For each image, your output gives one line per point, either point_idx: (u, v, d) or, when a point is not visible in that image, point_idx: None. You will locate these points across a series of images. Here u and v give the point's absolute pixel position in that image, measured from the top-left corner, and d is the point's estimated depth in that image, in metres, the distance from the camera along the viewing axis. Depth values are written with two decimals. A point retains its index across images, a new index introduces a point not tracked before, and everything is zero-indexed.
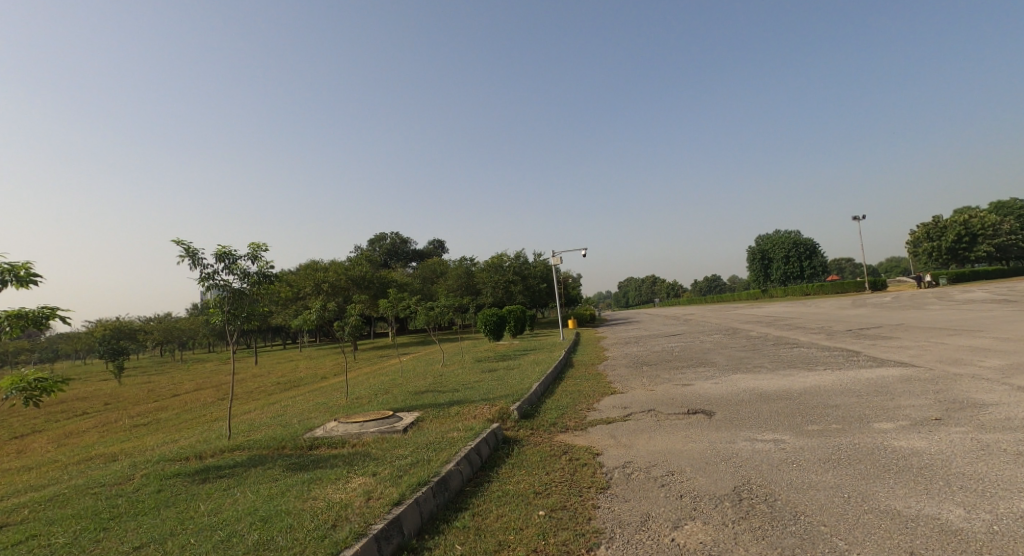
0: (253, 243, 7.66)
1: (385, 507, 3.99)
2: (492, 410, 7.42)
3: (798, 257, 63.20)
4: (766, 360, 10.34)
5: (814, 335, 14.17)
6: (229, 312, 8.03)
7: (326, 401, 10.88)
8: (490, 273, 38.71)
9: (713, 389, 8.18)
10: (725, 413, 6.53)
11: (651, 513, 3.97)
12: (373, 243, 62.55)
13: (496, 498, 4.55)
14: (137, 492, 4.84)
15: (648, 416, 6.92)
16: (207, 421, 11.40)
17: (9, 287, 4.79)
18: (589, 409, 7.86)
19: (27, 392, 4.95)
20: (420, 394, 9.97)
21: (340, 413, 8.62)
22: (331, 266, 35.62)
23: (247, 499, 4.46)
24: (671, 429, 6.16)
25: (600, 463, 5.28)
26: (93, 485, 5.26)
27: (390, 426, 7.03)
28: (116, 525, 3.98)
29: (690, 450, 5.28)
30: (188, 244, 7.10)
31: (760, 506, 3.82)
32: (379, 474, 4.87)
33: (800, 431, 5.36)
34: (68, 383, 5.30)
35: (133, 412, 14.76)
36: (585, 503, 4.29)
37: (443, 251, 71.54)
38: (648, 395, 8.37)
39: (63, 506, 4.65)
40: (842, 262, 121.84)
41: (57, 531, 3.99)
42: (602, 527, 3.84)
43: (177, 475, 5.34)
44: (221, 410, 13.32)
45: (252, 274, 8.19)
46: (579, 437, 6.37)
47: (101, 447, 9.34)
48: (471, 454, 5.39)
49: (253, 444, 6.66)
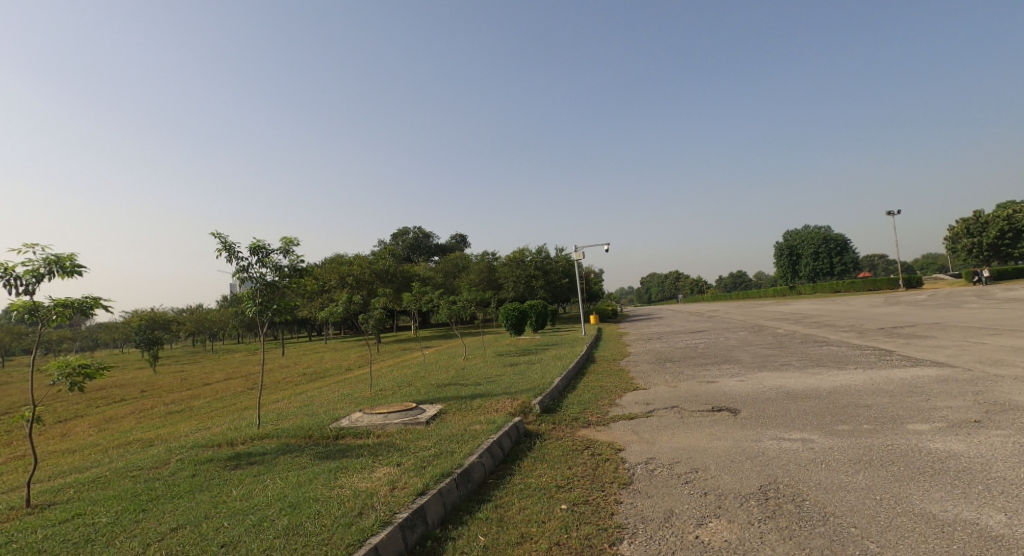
0: (286, 238, 7.80)
1: (410, 496, 4.06)
2: (514, 404, 7.47)
3: (828, 253, 61.57)
4: (794, 358, 10.13)
5: (845, 333, 13.85)
6: (261, 304, 8.24)
7: (351, 392, 11.07)
8: (512, 268, 38.84)
9: (739, 386, 8.06)
10: (751, 412, 6.43)
11: (674, 510, 3.96)
12: (396, 237, 63.07)
13: (518, 491, 4.57)
14: (173, 475, 5.02)
15: (672, 413, 6.88)
16: (238, 409, 11.75)
17: (53, 277, 4.98)
18: (610, 405, 7.83)
19: (71, 377, 5.17)
20: (442, 387, 10.05)
21: (364, 404, 8.77)
22: (356, 259, 36.06)
23: (276, 485, 4.58)
24: (696, 427, 6.08)
25: (622, 459, 5.26)
26: (132, 468, 5.47)
27: (413, 418, 7.13)
28: (154, 507, 4.13)
29: (714, 448, 5.23)
30: (225, 237, 7.26)
31: (788, 505, 3.77)
32: (403, 465, 4.94)
33: (830, 431, 5.26)
34: (108, 370, 5.49)
35: (168, 400, 15.25)
36: (607, 499, 4.29)
37: (465, 246, 71.79)
38: (672, 392, 8.29)
39: (105, 487, 4.85)
40: (873, 258, 118.53)
41: (100, 511, 4.16)
42: (624, 523, 3.84)
43: (211, 460, 5.52)
44: (250, 399, 13.65)
45: (284, 268, 8.37)
46: (601, 432, 6.35)
47: (137, 432, 9.71)
48: (493, 447, 5.44)
49: (281, 433, 6.81)
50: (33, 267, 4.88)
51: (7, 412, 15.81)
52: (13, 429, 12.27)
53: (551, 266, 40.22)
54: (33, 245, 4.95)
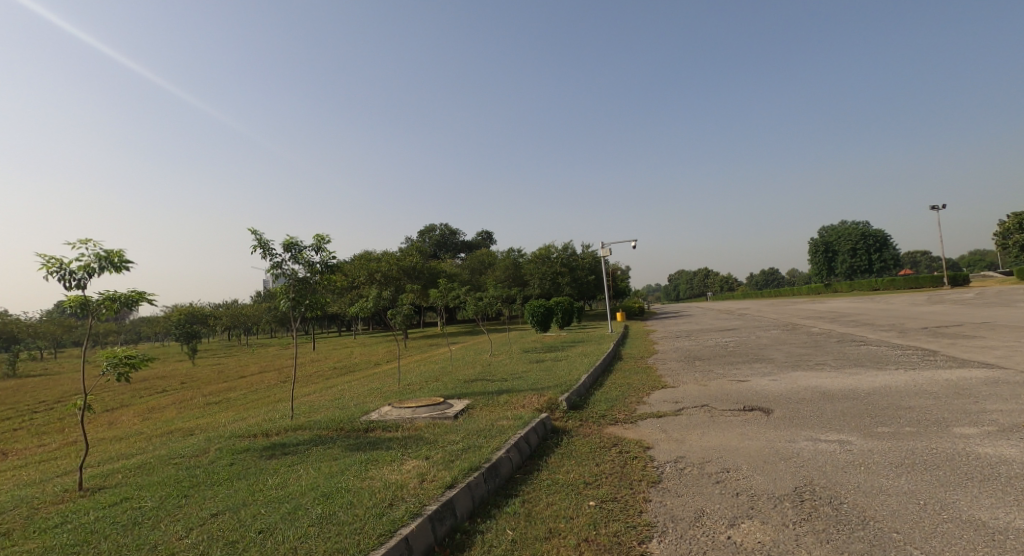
0: (318, 235, 7.96)
1: (439, 489, 4.10)
2: (541, 400, 7.47)
3: (867, 249, 59.53)
4: (830, 358, 9.85)
5: (884, 332, 13.40)
6: (294, 299, 8.42)
7: (380, 386, 11.22)
8: (538, 265, 38.78)
9: (772, 386, 7.88)
10: (785, 412, 6.28)
11: (705, 510, 3.90)
12: (423, 234, 63.61)
13: (545, 487, 4.58)
14: (213, 464, 5.19)
15: (701, 412, 6.77)
16: (272, 401, 12.09)
17: (103, 272, 5.18)
18: (638, 403, 7.76)
19: (118, 367, 5.39)
20: (469, 382, 10.12)
21: (393, 398, 8.89)
22: (384, 256, 36.57)
23: (310, 475, 4.68)
24: (727, 426, 5.98)
25: (651, 457, 5.21)
26: (175, 455, 5.67)
27: (441, 413, 7.19)
28: (196, 493, 4.28)
29: (746, 448, 5.13)
30: (260, 234, 7.46)
31: (824, 508, 3.68)
32: (431, 458, 5.00)
33: (870, 433, 5.10)
34: (152, 361, 5.70)
35: (206, 392, 15.73)
36: (635, 496, 4.26)
37: (491, 242, 71.93)
38: (701, 390, 8.16)
39: (150, 473, 5.05)
40: (915, 254, 114.05)
41: (146, 495, 4.33)
42: (653, 521, 3.80)
43: (248, 450, 5.68)
44: (283, 392, 13.99)
45: (316, 264, 8.54)
46: (629, 430, 6.29)
47: (178, 422, 10.08)
48: (520, 442, 5.45)
49: (314, 424, 6.97)
50: (86, 263, 5.09)
51: (59, 400, 16.63)
52: (64, 415, 12.93)
53: (578, 263, 40.01)
54: (84, 242, 5.17)
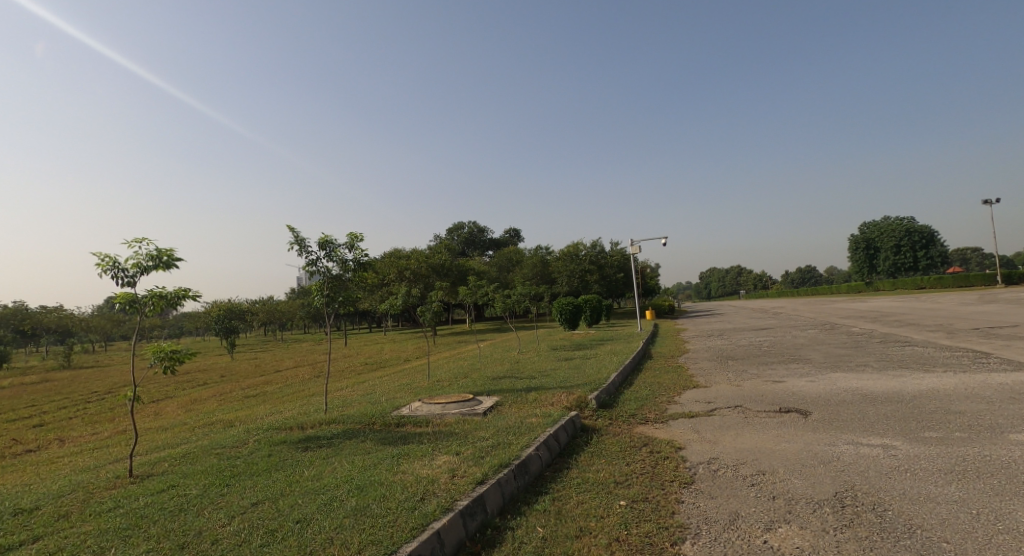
0: (351, 233, 8.10)
1: (470, 485, 4.13)
2: (570, 398, 7.43)
3: (912, 246, 57.18)
4: (871, 359, 9.51)
5: (931, 333, 12.84)
6: (327, 296, 8.59)
7: (410, 382, 11.38)
8: (566, 262, 38.62)
9: (810, 387, 7.65)
10: (824, 414, 6.10)
11: (740, 512, 3.82)
12: (451, 231, 64.12)
13: (575, 485, 4.55)
14: (252, 454, 5.36)
15: (735, 413, 6.63)
16: (306, 395, 12.39)
17: (154, 270, 5.39)
18: (669, 403, 7.64)
19: (165, 361, 5.60)
20: (498, 379, 10.15)
21: (422, 394, 9.00)
22: (414, 253, 37.04)
23: (344, 468, 4.78)
24: (762, 428, 5.83)
25: (683, 457, 5.13)
26: (217, 446, 5.87)
27: (470, 409, 7.23)
28: (237, 483, 4.41)
29: (783, 450, 5.00)
30: (297, 232, 7.65)
31: (867, 514, 3.55)
32: (462, 453, 5.03)
33: (916, 438, 4.90)
34: (196, 355, 5.91)
35: (244, 385, 16.21)
36: (667, 497, 4.19)
37: (519, 240, 71.94)
38: (735, 391, 7.99)
39: (193, 462, 5.24)
40: (965, 251, 108.85)
41: (190, 483, 4.49)
42: (686, 522, 3.74)
43: (284, 442, 5.84)
44: (316, 386, 14.30)
45: (349, 262, 8.70)
46: (660, 430, 6.21)
47: (218, 414, 10.44)
48: (550, 440, 5.44)
49: (347, 418, 7.11)
50: (138, 261, 5.31)
51: (108, 390, 17.46)
52: (114, 405, 13.56)
53: (607, 260, 39.64)
54: (137, 240, 5.38)
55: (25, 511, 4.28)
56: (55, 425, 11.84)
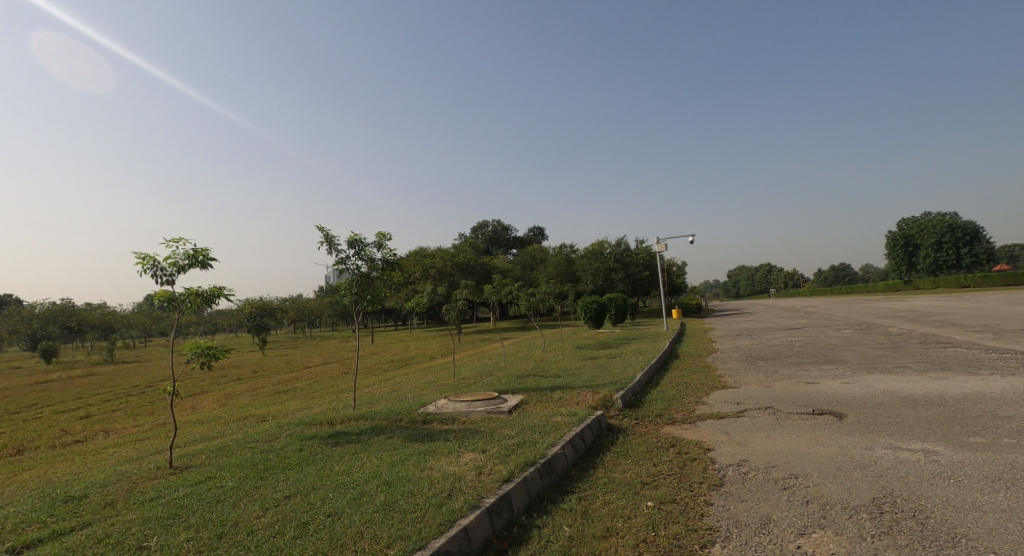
0: (380, 232, 8.21)
1: (496, 483, 4.14)
2: (596, 397, 7.39)
3: (955, 242, 54.93)
4: (911, 360, 9.18)
5: (975, 334, 12.32)
6: (356, 294, 8.71)
7: (437, 379, 11.49)
8: (591, 261, 38.39)
9: (845, 389, 7.43)
10: (860, 416, 5.91)
11: (771, 516, 3.74)
12: (475, 230, 64.42)
13: (601, 485, 4.52)
14: (284, 448, 5.48)
15: (766, 414, 6.49)
16: (335, 391, 12.61)
17: (191, 269, 5.56)
18: (697, 403, 7.52)
19: (201, 357, 5.77)
20: (523, 378, 10.14)
21: (448, 392, 9.07)
22: (439, 252, 37.33)
23: (373, 464, 4.85)
24: (794, 430, 5.70)
25: (712, 459, 5.05)
26: (251, 440, 6.02)
27: (495, 407, 7.26)
28: (270, 476, 4.52)
29: (816, 454, 4.87)
30: (327, 231, 7.78)
31: (908, 521, 3.44)
32: (487, 451, 5.05)
33: (960, 443, 4.72)
34: (230, 351, 6.07)
35: (275, 381, 16.59)
36: (696, 499, 4.13)
37: (543, 238, 71.82)
38: (765, 392, 7.82)
39: (229, 455, 5.39)
40: (1012, 248, 104.08)
41: (226, 475, 4.62)
42: (716, 525, 3.68)
43: (315, 437, 5.95)
44: (345, 383, 14.54)
45: (377, 261, 8.81)
46: (687, 431, 6.12)
47: (251, 409, 10.70)
48: (576, 439, 5.42)
49: (375, 415, 7.21)
50: (176, 260, 5.48)
51: (148, 384, 18.10)
52: (154, 399, 14.04)
53: (632, 258, 39.25)
54: (175, 241, 5.55)
55: (73, 499, 4.46)
56: (99, 417, 12.32)
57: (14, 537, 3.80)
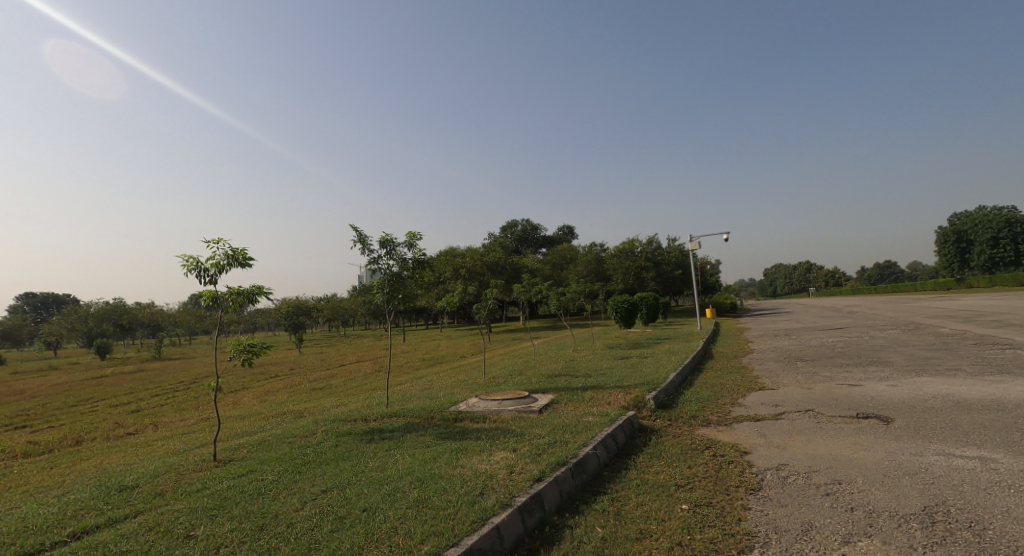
0: (411, 231, 8.31)
1: (528, 482, 4.13)
2: (627, 398, 7.29)
3: (1012, 238, 51.82)
4: (964, 363, 8.73)
5: None
6: (388, 293, 8.83)
7: (467, 378, 11.57)
8: (621, 259, 37.98)
9: (892, 392, 7.12)
10: (908, 421, 5.66)
11: (813, 522, 3.61)
12: (504, 230, 64.56)
13: (634, 486, 4.45)
14: (320, 444, 5.59)
15: (806, 417, 6.28)
16: (369, 389, 12.82)
17: (232, 268, 5.74)
18: (732, 405, 7.34)
19: (242, 353, 5.95)
20: (553, 377, 10.10)
21: (479, 390, 9.10)
22: (469, 252, 37.56)
23: (405, 460, 4.91)
24: (837, 434, 5.49)
25: (748, 462, 4.91)
26: (289, 435, 6.17)
27: (526, 406, 7.25)
28: (308, 470, 4.62)
29: (861, 459, 4.69)
30: (359, 231, 7.92)
31: (963, 532, 3.27)
32: (519, 450, 5.04)
33: (1020, 451, 4.46)
34: (270, 348, 6.23)
35: (311, 378, 16.98)
36: (732, 503, 4.03)
37: (573, 237, 71.44)
38: (805, 394, 7.57)
39: (268, 449, 5.54)
40: None
41: (266, 469, 4.75)
42: (754, 530, 3.58)
43: (350, 433, 6.06)
44: (378, 381, 14.79)
45: (408, 260, 8.92)
46: (723, 433, 5.98)
47: (289, 405, 10.98)
48: (607, 439, 5.36)
49: (408, 412, 7.29)
50: (217, 260, 5.66)
51: (192, 380, 18.78)
52: (199, 394, 14.59)
53: (664, 257, 38.64)
54: (216, 241, 5.73)
55: (126, 488, 4.66)
56: (148, 411, 12.86)
57: (74, 523, 3.99)
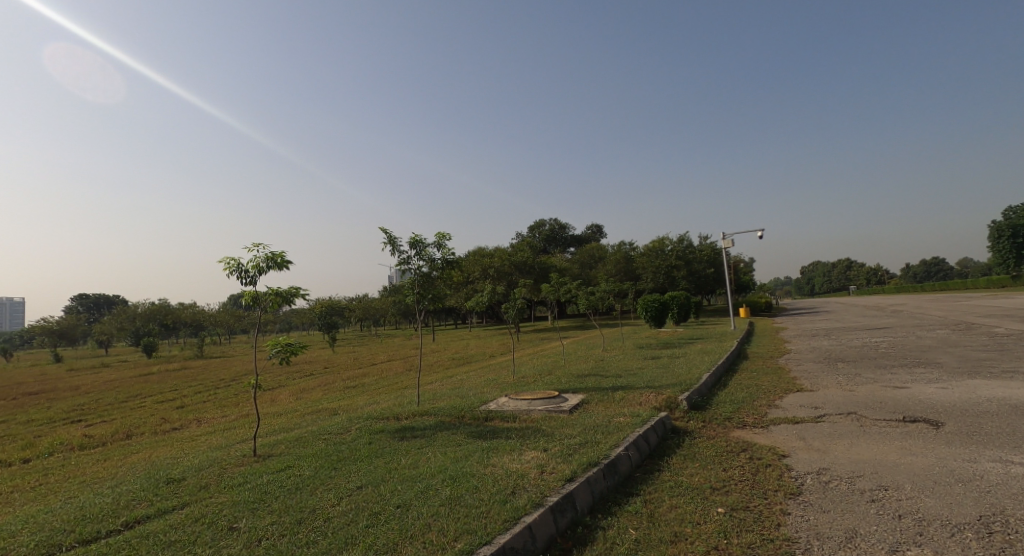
0: (439, 232, 8.35)
1: (559, 482, 4.09)
2: (660, 398, 7.17)
3: None
4: (1021, 365, 8.24)
5: None
6: (418, 293, 8.91)
7: (497, 377, 11.60)
8: (651, 258, 37.44)
9: (941, 395, 6.79)
10: (960, 426, 5.39)
11: (858, 529, 3.47)
12: (532, 229, 64.49)
13: (668, 488, 4.36)
14: (355, 441, 5.67)
15: (848, 420, 6.06)
16: (400, 387, 12.98)
17: (271, 270, 5.87)
18: (769, 407, 7.13)
19: (280, 353, 6.09)
20: (584, 377, 10.02)
21: (509, 390, 9.10)
22: (497, 251, 37.67)
23: (438, 458, 4.93)
24: (882, 438, 5.28)
25: (787, 466, 4.76)
26: (324, 432, 6.29)
27: (557, 406, 7.21)
28: (343, 466, 4.69)
29: (908, 464, 4.49)
30: (389, 232, 7.99)
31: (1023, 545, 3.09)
32: (550, 450, 5.01)
33: None
34: (306, 348, 6.36)
35: (344, 377, 17.30)
36: (771, 507, 3.91)
37: (602, 236, 70.80)
38: (846, 396, 7.30)
39: (305, 446, 5.65)
40: None
41: (304, 464, 4.84)
42: (794, 536, 3.46)
43: (383, 431, 6.13)
44: (409, 379, 14.97)
45: (438, 261, 8.97)
46: (760, 435, 5.81)
47: (324, 402, 11.21)
48: (639, 440, 5.27)
49: (439, 411, 7.34)
50: (257, 262, 5.80)
51: (232, 378, 19.41)
52: (239, 392, 15.06)
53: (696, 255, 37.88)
54: (256, 244, 5.87)
55: (173, 480, 4.82)
56: (192, 407, 13.34)
57: (126, 513, 4.14)
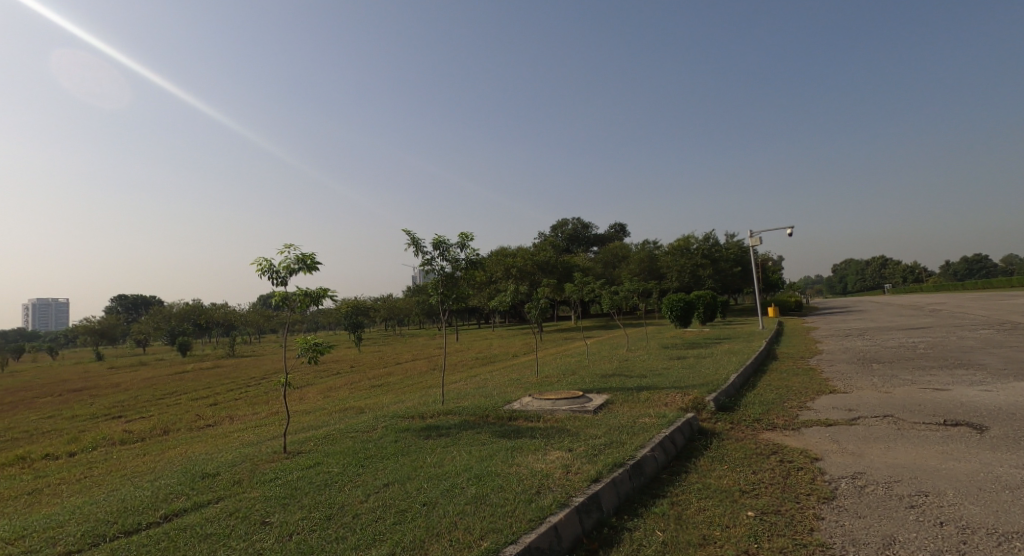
0: (462, 232, 8.37)
1: (585, 482, 4.05)
2: (686, 399, 7.05)
3: None
4: None
5: None
6: (442, 293, 8.95)
7: (521, 377, 11.58)
8: (676, 256, 36.92)
9: (983, 398, 6.51)
10: (1004, 430, 5.15)
11: (897, 536, 3.35)
12: (555, 229, 64.31)
13: (696, 490, 4.28)
14: (381, 439, 5.72)
15: (885, 423, 5.85)
16: (425, 386, 13.08)
17: (301, 272, 5.96)
18: (800, 408, 6.93)
19: (308, 352, 6.18)
20: (608, 377, 9.93)
21: (532, 389, 9.08)
22: (520, 251, 37.69)
23: (463, 457, 4.94)
24: (921, 442, 5.08)
25: (820, 469, 4.62)
26: (351, 429, 6.36)
27: (581, 406, 7.16)
28: (370, 464, 4.73)
29: (950, 470, 4.31)
30: (413, 233, 8.04)
31: None
32: (575, 450, 4.97)
33: None
34: (333, 347, 6.44)
35: (370, 376, 17.52)
36: (804, 511, 3.80)
37: (625, 235, 70.15)
38: (882, 398, 7.07)
39: (332, 443, 5.72)
40: None
41: (332, 461, 4.91)
42: (829, 541, 3.36)
43: (408, 430, 6.16)
44: (433, 379, 15.09)
45: (461, 261, 8.99)
46: (791, 437, 5.66)
47: (350, 401, 11.36)
48: (665, 442, 5.18)
49: (463, 410, 7.36)
50: (288, 263, 5.89)
51: (263, 376, 19.87)
52: (268, 390, 15.40)
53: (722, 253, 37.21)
54: (287, 245, 5.97)
55: (207, 475, 4.93)
56: (224, 404, 13.71)
57: (164, 506, 4.26)
